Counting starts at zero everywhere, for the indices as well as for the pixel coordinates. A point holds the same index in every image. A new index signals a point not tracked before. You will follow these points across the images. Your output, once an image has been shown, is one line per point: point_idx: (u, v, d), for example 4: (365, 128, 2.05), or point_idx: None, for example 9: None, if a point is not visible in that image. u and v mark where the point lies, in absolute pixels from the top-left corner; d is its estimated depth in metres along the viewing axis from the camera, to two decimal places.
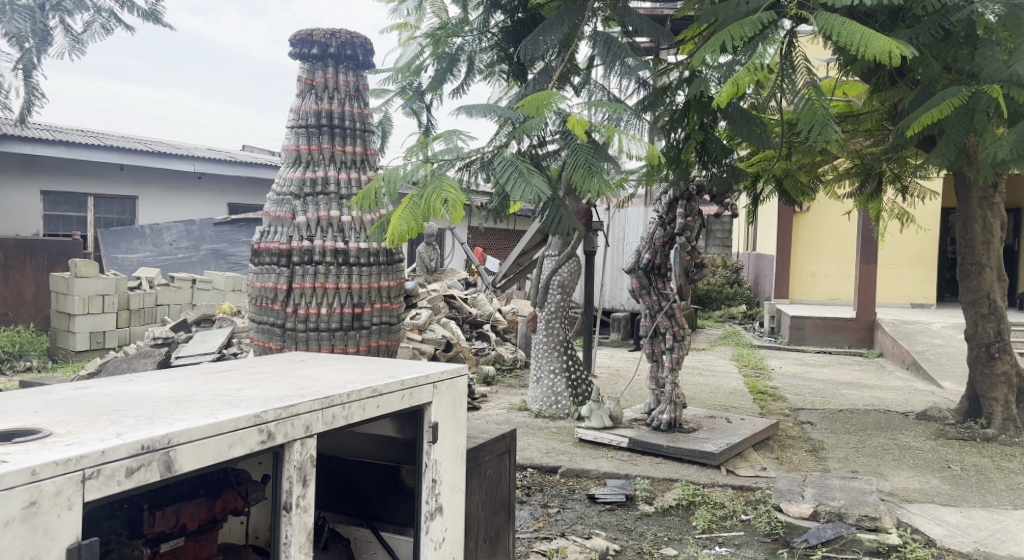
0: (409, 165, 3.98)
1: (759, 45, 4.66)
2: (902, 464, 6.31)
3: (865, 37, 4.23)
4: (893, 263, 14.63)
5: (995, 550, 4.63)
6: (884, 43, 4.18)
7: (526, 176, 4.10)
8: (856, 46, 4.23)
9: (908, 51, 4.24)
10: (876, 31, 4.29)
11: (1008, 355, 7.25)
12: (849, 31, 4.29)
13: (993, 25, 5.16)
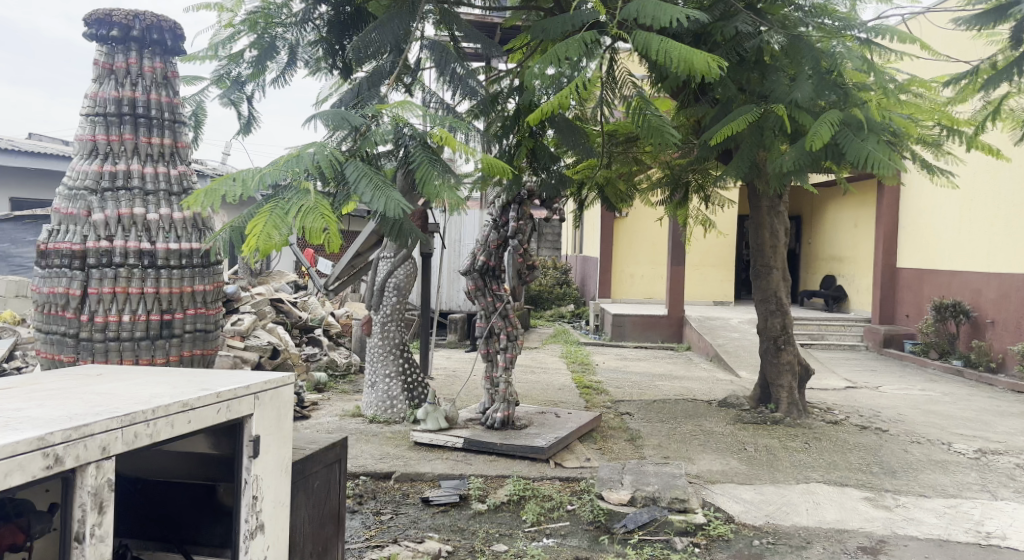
0: (267, 169, 3.83)
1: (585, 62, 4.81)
2: (707, 448, 6.72)
3: (669, 53, 4.52)
4: (698, 264, 15.63)
5: (783, 521, 5.02)
6: (701, 58, 4.44)
7: (383, 189, 4.01)
8: (680, 64, 4.47)
9: (720, 66, 4.53)
10: (694, 49, 4.54)
11: (791, 347, 7.91)
12: (663, 50, 4.58)
13: (778, 54, 5.67)
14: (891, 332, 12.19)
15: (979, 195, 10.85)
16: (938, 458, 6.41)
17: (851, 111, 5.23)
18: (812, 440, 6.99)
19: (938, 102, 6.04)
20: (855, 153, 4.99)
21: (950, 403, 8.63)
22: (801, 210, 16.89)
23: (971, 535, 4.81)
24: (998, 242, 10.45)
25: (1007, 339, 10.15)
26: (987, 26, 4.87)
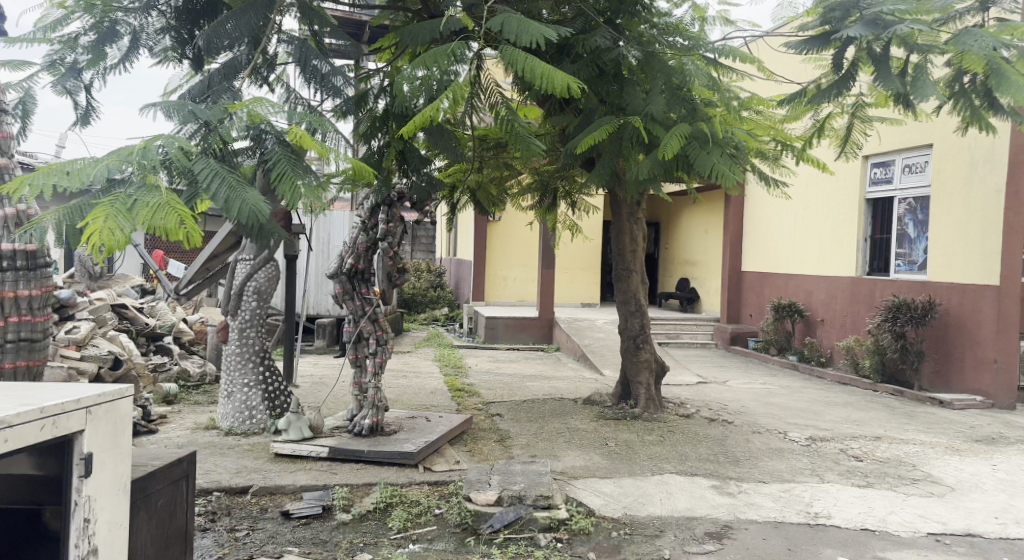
0: (106, 162, 3.58)
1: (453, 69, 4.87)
2: (571, 445, 6.89)
3: (534, 70, 4.67)
4: (567, 267, 16.01)
5: (638, 512, 5.23)
6: (565, 78, 4.62)
7: (238, 188, 3.87)
8: (545, 85, 4.61)
9: (580, 88, 4.74)
10: (558, 71, 4.71)
11: (649, 346, 8.23)
12: (530, 67, 4.71)
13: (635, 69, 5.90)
14: (737, 331, 12.96)
15: (810, 204, 11.74)
16: (776, 446, 6.87)
17: (698, 125, 5.51)
18: (666, 433, 7.32)
19: (773, 119, 6.48)
20: (701, 165, 5.27)
21: (787, 395, 9.30)
22: (659, 217, 17.70)
23: (801, 516, 5.19)
24: (827, 248, 11.34)
25: (836, 337, 11.05)
26: (814, 51, 5.23)
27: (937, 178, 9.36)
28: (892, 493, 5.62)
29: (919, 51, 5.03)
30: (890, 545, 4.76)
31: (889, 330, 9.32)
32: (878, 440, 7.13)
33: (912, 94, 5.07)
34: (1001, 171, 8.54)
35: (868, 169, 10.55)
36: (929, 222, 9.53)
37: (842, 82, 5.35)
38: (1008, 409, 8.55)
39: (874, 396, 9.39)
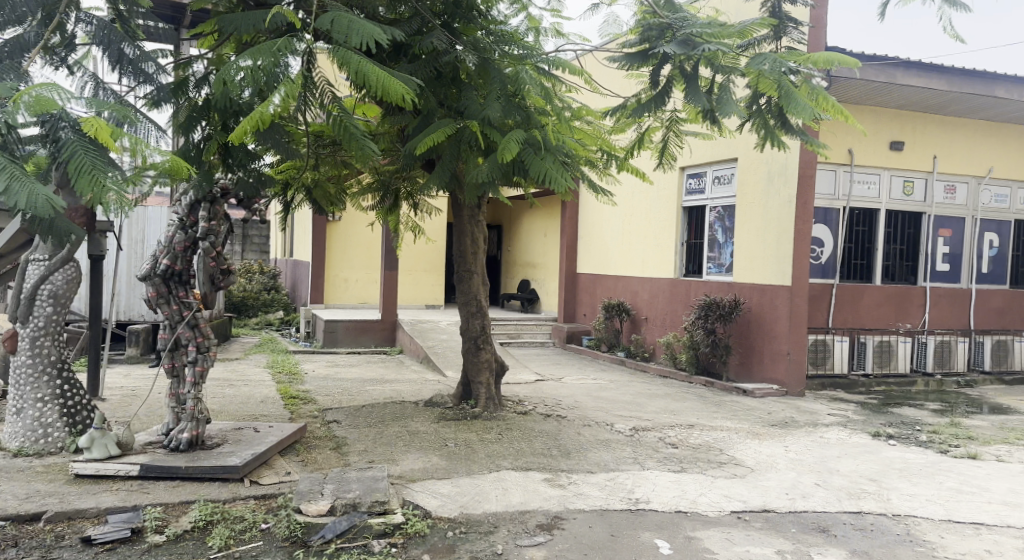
0: None
1: (284, 65, 4.78)
2: (410, 448, 6.88)
3: (366, 73, 4.68)
4: (410, 269, 15.95)
5: (474, 510, 5.33)
6: (398, 88, 4.68)
7: (23, 178, 3.81)
8: (379, 92, 4.66)
9: (412, 95, 4.80)
10: (391, 77, 4.77)
11: (490, 346, 8.41)
12: (365, 70, 4.70)
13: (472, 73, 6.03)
14: (573, 329, 13.46)
15: (636, 211, 12.41)
16: (604, 438, 7.22)
17: (533, 133, 5.70)
18: (505, 431, 7.47)
19: (601, 129, 6.84)
20: (535, 171, 5.47)
21: (617, 389, 9.78)
22: (502, 220, 17.99)
23: (625, 502, 5.50)
24: (651, 250, 12.00)
25: (657, 333, 11.71)
26: (635, 66, 5.59)
27: (742, 190, 10.18)
28: (703, 476, 6.08)
29: (722, 72, 5.41)
30: (700, 524, 5.15)
31: (701, 326, 10.04)
32: (692, 428, 7.67)
33: (717, 110, 5.36)
34: (792, 183, 9.39)
35: (683, 181, 11.36)
36: (735, 229, 10.32)
37: (660, 97, 5.72)
38: (798, 396, 9.50)
39: (689, 387, 10.07)
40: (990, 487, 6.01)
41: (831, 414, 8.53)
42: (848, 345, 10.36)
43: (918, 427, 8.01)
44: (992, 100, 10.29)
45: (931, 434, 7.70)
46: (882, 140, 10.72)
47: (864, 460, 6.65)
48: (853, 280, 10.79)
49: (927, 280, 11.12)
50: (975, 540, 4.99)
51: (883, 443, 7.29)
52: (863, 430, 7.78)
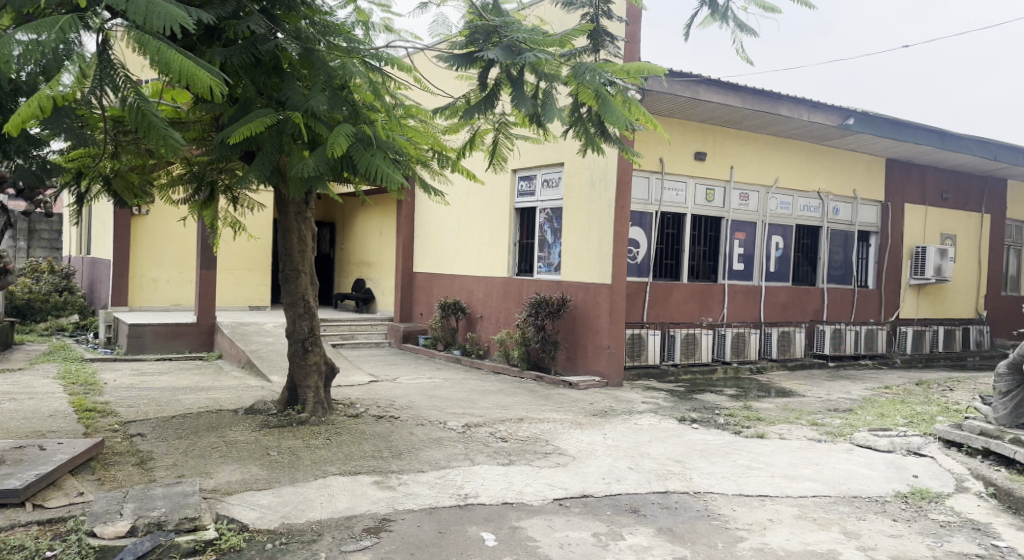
0: None
1: (74, 44, 4.46)
2: (227, 459, 6.57)
3: (167, 59, 4.43)
4: (230, 268, 15.27)
5: (296, 519, 5.21)
6: (208, 79, 4.45)
7: None
8: (184, 82, 4.40)
9: (222, 87, 4.60)
10: (201, 69, 4.53)
11: (319, 347, 8.15)
12: (165, 56, 4.44)
13: (293, 62, 5.84)
14: (410, 328, 13.42)
15: (470, 211, 12.59)
16: (436, 436, 7.27)
17: (362, 128, 5.63)
18: (333, 435, 7.32)
19: (435, 130, 7.00)
20: (364, 167, 5.40)
21: (450, 387, 9.87)
22: (335, 218, 17.43)
23: (453, 498, 5.59)
24: (486, 249, 12.19)
25: (491, 330, 11.94)
26: (462, 68, 5.66)
27: (568, 194, 10.58)
28: (528, 467, 6.28)
29: (546, 79, 5.61)
30: (523, 514, 5.33)
31: (532, 322, 10.38)
32: (519, 421, 7.90)
33: (542, 115, 5.61)
34: (612, 189, 9.90)
35: (516, 182, 11.61)
36: (562, 230, 10.75)
37: (489, 100, 5.84)
38: (617, 386, 10.05)
39: (519, 381, 10.33)
40: (774, 462, 6.65)
41: (644, 402, 9.08)
42: (660, 337, 11.09)
43: (717, 411, 8.71)
44: (777, 116, 11.36)
45: (727, 417, 8.39)
46: (687, 151, 11.55)
47: (670, 443, 7.14)
48: (664, 278, 11.54)
49: (725, 278, 12.14)
50: (760, 510, 5.50)
51: (687, 426, 7.86)
52: (670, 416, 8.34)
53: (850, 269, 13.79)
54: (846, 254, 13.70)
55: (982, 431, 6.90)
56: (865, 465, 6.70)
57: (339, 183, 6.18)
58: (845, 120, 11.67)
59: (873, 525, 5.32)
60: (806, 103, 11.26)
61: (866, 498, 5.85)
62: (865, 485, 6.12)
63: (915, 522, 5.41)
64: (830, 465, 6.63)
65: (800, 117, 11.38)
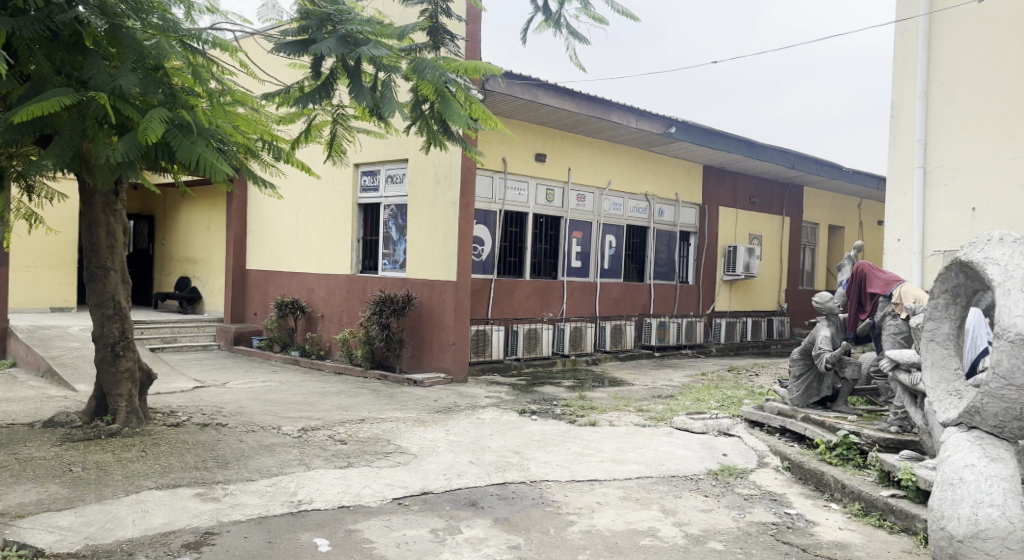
0: None
1: None
2: (20, 478, 5.97)
3: None
4: (27, 266, 13.98)
5: (103, 540, 4.84)
6: None
7: None
8: None
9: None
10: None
11: (131, 353, 7.60)
12: None
13: (99, 39, 5.43)
14: (240, 331, 12.82)
15: (309, 206, 12.23)
16: (267, 442, 7.00)
17: (179, 113, 5.32)
18: (149, 447, 6.85)
19: (268, 119, 6.79)
20: (185, 154, 5.10)
21: (284, 390, 9.53)
22: (154, 211, 16.33)
23: (284, 506, 5.40)
24: (326, 246, 11.88)
25: (333, 330, 11.66)
26: (293, 56, 5.51)
27: (413, 191, 10.52)
28: (368, 468, 6.19)
29: (385, 70, 5.46)
30: (359, 516, 5.24)
31: (376, 321, 10.18)
32: (363, 422, 7.77)
33: (381, 108, 5.45)
34: (456, 186, 9.94)
35: (358, 177, 11.40)
36: (408, 227, 10.67)
37: (324, 87, 5.64)
38: (462, 382, 10.10)
39: (364, 381, 10.12)
40: (604, 448, 6.94)
41: (485, 397, 9.18)
42: (503, 333, 11.17)
43: (555, 402, 8.97)
44: (607, 123, 11.84)
45: (564, 407, 8.66)
46: (528, 152, 11.77)
47: (508, 435, 7.26)
48: (508, 276, 11.74)
49: (564, 275, 12.55)
50: (590, 494, 5.71)
51: (526, 418, 8.03)
52: (511, 409, 8.49)
53: (673, 267, 14.64)
54: (669, 253, 14.52)
55: (779, 412, 7.51)
56: (683, 446, 7.16)
57: (152, 169, 5.86)
58: (668, 128, 12.40)
59: (688, 501, 5.66)
60: (634, 112, 11.84)
61: (682, 477, 6.23)
62: (682, 465, 6.52)
63: (723, 497, 5.81)
64: (653, 448, 7.01)
65: (629, 124, 11.94)
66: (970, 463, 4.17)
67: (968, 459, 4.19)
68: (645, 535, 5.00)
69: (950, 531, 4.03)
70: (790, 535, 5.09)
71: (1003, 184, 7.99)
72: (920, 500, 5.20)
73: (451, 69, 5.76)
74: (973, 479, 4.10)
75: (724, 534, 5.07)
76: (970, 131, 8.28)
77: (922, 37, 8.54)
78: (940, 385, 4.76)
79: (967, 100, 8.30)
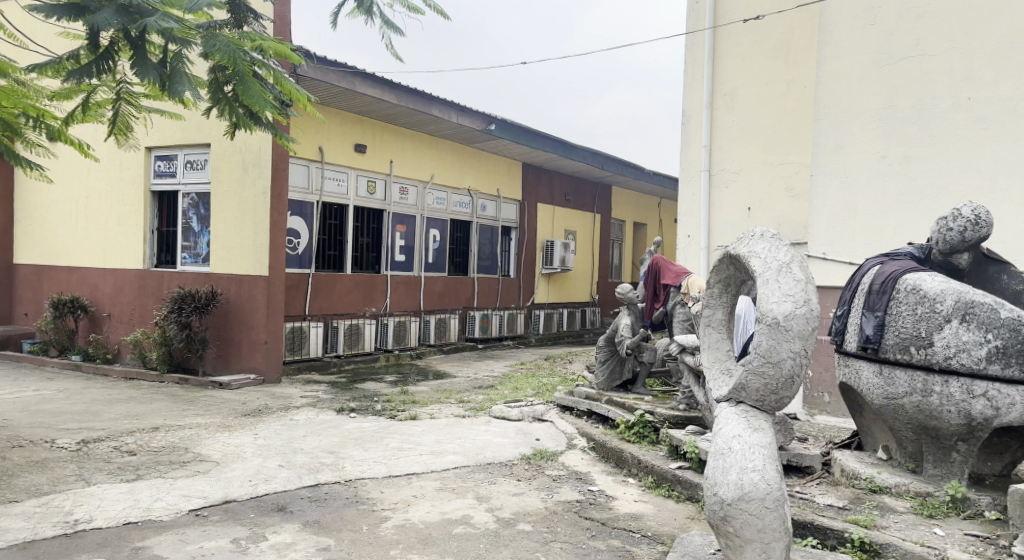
0: None
1: None
2: None
3: None
4: None
5: None
6: None
7: None
8: None
9: None
10: None
11: None
12: None
13: None
14: (7, 333, 11.63)
15: (93, 193, 11.21)
16: (41, 458, 6.36)
17: None
18: None
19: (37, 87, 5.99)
20: None
21: (64, 399, 8.70)
22: None
23: (58, 527, 4.95)
24: (112, 237, 10.98)
25: (123, 331, 10.82)
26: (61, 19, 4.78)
27: (217, 177, 9.95)
28: (162, 480, 5.80)
29: (176, 43, 5.00)
30: (150, 532, 4.90)
31: (174, 320, 9.53)
32: (156, 430, 7.26)
33: (168, 85, 5.02)
34: (266, 175, 9.54)
35: (152, 162, 10.60)
36: (210, 218, 10.12)
37: (102, 59, 5.08)
38: (275, 382, 9.78)
39: (161, 386, 9.49)
40: (422, 441, 6.95)
41: (301, 397, 8.89)
42: (322, 329, 10.87)
43: (376, 398, 8.85)
44: (429, 116, 11.84)
45: (385, 403, 8.56)
46: (347, 142, 11.52)
47: (323, 435, 7.08)
48: (327, 269, 11.42)
49: (388, 269, 12.42)
50: (405, 489, 5.68)
51: (344, 417, 7.86)
52: (329, 408, 8.27)
53: (496, 261, 14.91)
54: (492, 247, 14.78)
55: (587, 396, 7.89)
56: (500, 434, 7.32)
57: None
58: (488, 125, 12.59)
59: (501, 487, 5.80)
60: (455, 107, 11.92)
61: (498, 463, 6.38)
62: (498, 452, 6.67)
63: (534, 479, 6.00)
64: (471, 438, 7.11)
65: (450, 119, 12.00)
66: (736, 432, 3.59)
67: (734, 429, 3.61)
68: (458, 523, 5.05)
69: (719, 501, 3.47)
70: (592, 511, 5.35)
71: (771, 188, 8.31)
72: (700, 470, 5.63)
73: (256, 46, 5.46)
74: (741, 448, 3.53)
75: (533, 515, 5.23)
76: (746, 141, 8.53)
77: (706, 51, 8.75)
78: (713, 368, 4.28)
79: (744, 110, 8.53)
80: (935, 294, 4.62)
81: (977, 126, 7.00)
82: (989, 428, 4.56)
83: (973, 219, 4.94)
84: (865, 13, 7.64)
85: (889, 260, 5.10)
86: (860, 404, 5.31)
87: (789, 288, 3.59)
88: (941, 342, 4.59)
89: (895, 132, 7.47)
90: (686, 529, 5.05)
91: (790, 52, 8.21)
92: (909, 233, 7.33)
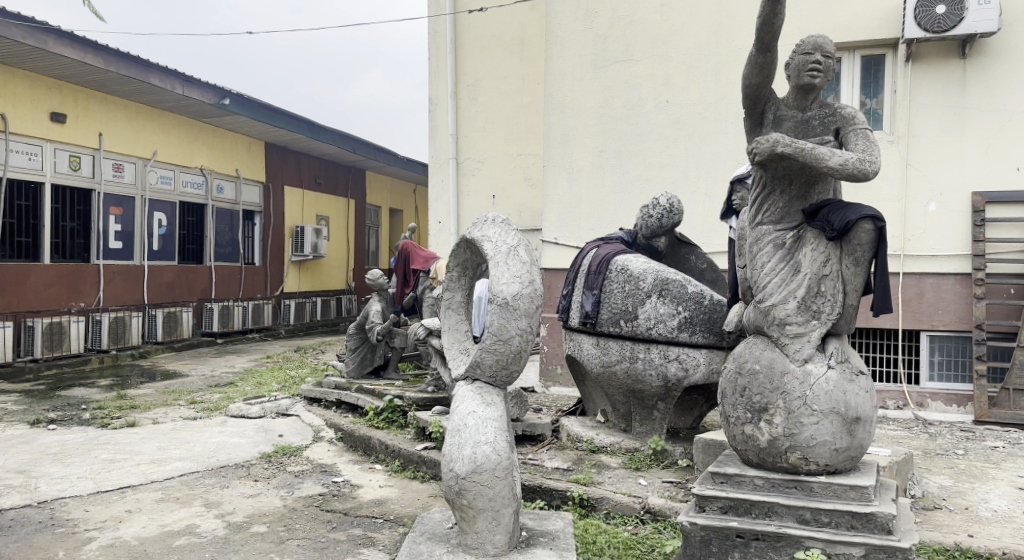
0: None
1: None
2: None
3: None
4: None
5: None
6: None
7: None
8: None
9: None
10: None
11: None
12: None
13: None
14: None
15: None
16: None
17: None
18: None
19: None
20: None
21: None
22: None
23: None
24: None
25: None
26: None
27: None
28: None
29: None
30: None
31: None
32: None
33: None
34: None
35: None
36: None
37: None
38: None
39: None
40: (142, 449, 6.36)
41: None
42: (11, 330, 9.51)
43: (82, 406, 7.92)
44: (146, 85, 10.81)
45: (94, 411, 7.69)
46: (39, 111, 10.18)
47: (11, 453, 6.20)
48: (18, 259, 10.02)
49: (100, 258, 11.18)
50: (116, 505, 5.16)
51: (40, 430, 6.95)
52: (20, 421, 7.24)
53: (237, 247, 14.00)
54: (232, 233, 13.88)
55: (336, 386, 7.73)
56: (235, 433, 6.91)
57: None
58: (221, 99, 11.75)
59: (234, 490, 5.48)
60: (180, 77, 10.99)
61: (232, 466, 6.02)
62: (233, 453, 6.31)
63: (273, 478, 5.75)
64: (202, 441, 6.64)
65: (173, 90, 11.05)
66: (471, 409, 3.70)
67: (469, 405, 3.71)
68: (180, 535, 4.69)
69: (455, 476, 3.57)
70: (333, 503, 5.25)
71: (513, 177, 9.41)
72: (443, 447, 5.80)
73: None
74: (475, 423, 3.64)
75: (269, 515, 5.01)
76: (489, 131, 9.48)
77: (450, 40, 9.41)
78: (453, 348, 4.31)
79: (487, 103, 9.45)
80: (639, 272, 5.14)
81: (673, 127, 7.84)
82: (681, 387, 5.11)
83: (669, 207, 5.58)
84: (582, 16, 8.19)
85: (605, 244, 5.58)
86: (584, 374, 5.78)
87: (516, 270, 3.76)
88: (644, 315, 5.10)
89: (611, 129, 8.10)
90: (427, 507, 5.14)
91: (523, 50, 9.26)
92: (623, 221, 8.06)
